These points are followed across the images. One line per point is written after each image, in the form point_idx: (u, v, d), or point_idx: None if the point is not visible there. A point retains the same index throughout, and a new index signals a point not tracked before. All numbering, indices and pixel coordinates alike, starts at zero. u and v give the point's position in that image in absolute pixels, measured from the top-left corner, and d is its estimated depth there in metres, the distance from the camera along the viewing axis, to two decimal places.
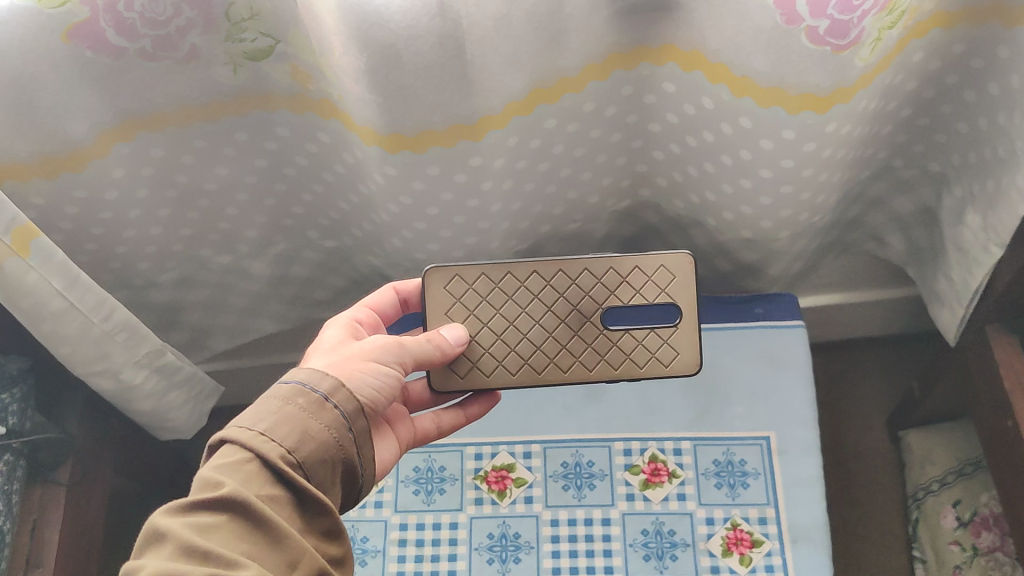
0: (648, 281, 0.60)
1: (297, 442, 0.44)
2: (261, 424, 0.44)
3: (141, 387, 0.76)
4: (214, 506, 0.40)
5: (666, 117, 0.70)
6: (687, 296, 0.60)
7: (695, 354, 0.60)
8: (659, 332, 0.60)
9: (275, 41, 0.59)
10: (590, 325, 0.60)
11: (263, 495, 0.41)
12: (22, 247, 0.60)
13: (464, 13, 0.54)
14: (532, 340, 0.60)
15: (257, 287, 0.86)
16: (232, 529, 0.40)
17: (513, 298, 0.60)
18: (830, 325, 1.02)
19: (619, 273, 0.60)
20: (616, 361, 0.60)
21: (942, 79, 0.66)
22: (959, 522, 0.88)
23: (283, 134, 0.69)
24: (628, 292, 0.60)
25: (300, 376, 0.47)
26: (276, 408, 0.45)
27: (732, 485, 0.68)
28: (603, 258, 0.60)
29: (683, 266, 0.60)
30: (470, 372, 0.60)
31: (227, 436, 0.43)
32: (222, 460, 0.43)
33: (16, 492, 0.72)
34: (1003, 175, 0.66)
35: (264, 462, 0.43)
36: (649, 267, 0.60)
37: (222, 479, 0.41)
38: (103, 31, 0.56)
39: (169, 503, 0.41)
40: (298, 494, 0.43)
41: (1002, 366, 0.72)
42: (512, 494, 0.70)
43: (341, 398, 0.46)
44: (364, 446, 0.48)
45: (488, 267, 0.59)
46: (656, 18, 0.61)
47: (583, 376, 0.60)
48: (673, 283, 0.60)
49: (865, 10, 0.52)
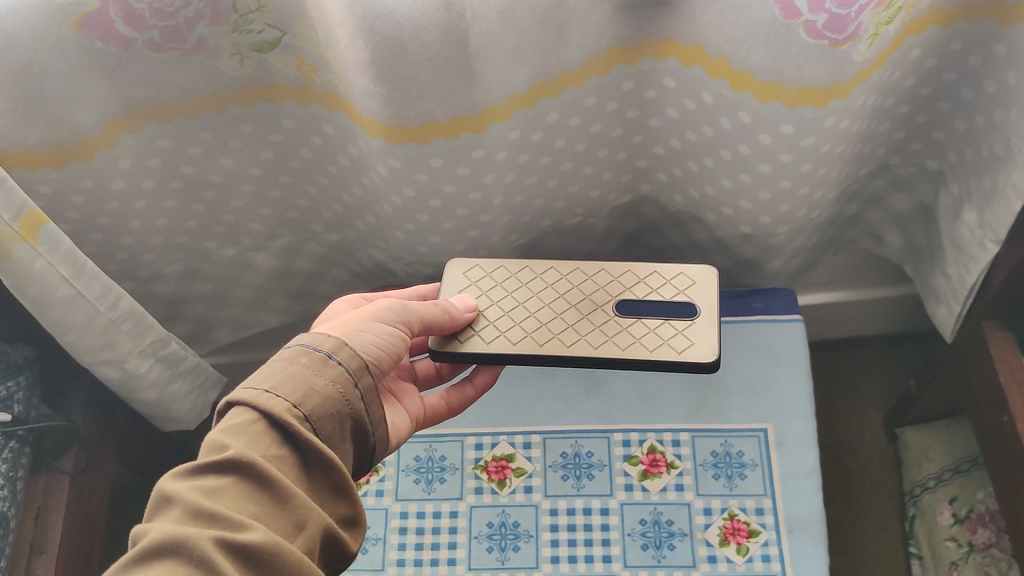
0: (664, 281, 0.63)
1: (302, 397, 0.45)
2: (267, 382, 0.45)
3: (145, 376, 0.77)
4: (221, 468, 0.41)
5: (666, 112, 0.71)
6: (702, 296, 0.61)
7: (715, 344, 0.58)
8: (673, 323, 0.59)
9: (281, 33, 0.60)
10: (601, 313, 0.61)
11: (269, 456, 0.42)
12: (31, 234, 0.61)
13: (468, 4, 0.55)
14: (540, 322, 0.61)
15: (260, 281, 0.87)
16: (237, 491, 0.41)
17: (527, 285, 0.63)
18: (829, 323, 1.03)
19: (637, 275, 0.63)
20: (623, 345, 0.59)
21: (939, 77, 0.67)
22: (955, 519, 0.88)
23: (288, 126, 0.70)
24: (643, 289, 0.62)
25: (304, 339, 0.48)
26: (281, 367, 0.46)
27: (730, 476, 0.69)
28: (623, 264, 0.64)
29: (705, 275, 0.62)
30: (472, 341, 0.60)
31: (233, 399, 0.44)
32: (229, 423, 0.44)
33: (21, 479, 0.72)
34: (999, 172, 0.67)
35: (269, 422, 0.43)
36: (668, 273, 0.63)
37: (229, 442, 0.42)
38: (113, 21, 0.57)
39: (177, 467, 0.42)
40: (304, 454, 0.44)
41: (997, 362, 0.72)
42: (511, 484, 0.71)
43: (344, 355, 0.48)
44: (371, 404, 0.49)
45: (507, 257, 0.64)
46: (657, 12, 0.62)
47: (587, 353, 0.59)
48: (689, 285, 0.62)
49: (863, 4, 0.53)
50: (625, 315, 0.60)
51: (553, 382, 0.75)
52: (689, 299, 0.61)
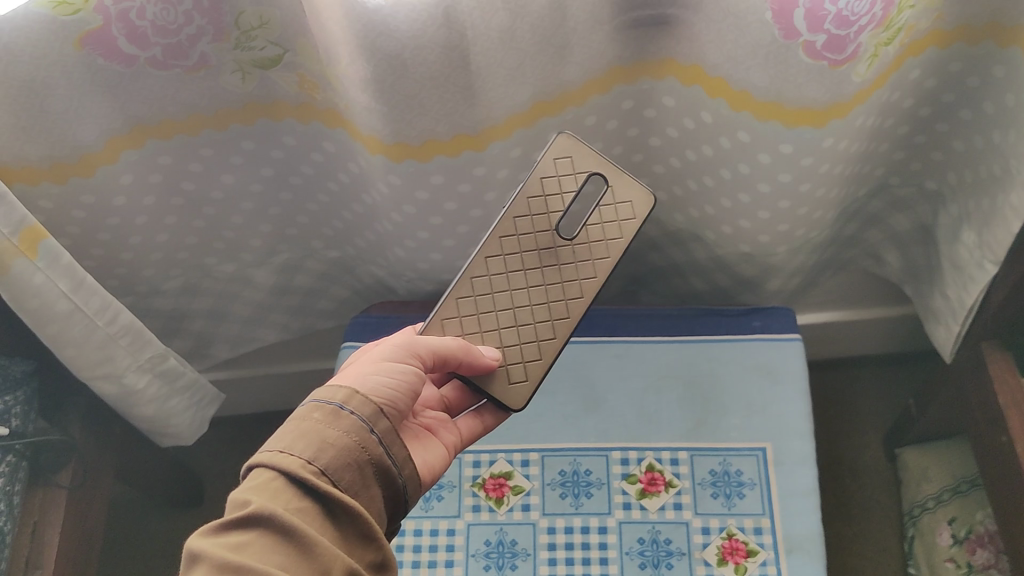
0: (559, 180, 0.63)
1: (315, 452, 0.45)
2: (281, 442, 0.45)
3: (143, 391, 0.77)
4: (243, 525, 0.41)
5: (666, 131, 0.71)
6: (594, 164, 0.63)
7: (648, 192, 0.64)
8: (604, 203, 0.64)
9: (284, 50, 0.61)
10: (562, 246, 0.63)
11: (291, 508, 0.42)
12: (30, 247, 0.61)
13: (470, 24, 0.56)
14: (540, 299, 0.62)
15: (260, 297, 0.87)
16: (260, 545, 0.41)
17: (495, 293, 0.62)
18: (828, 342, 1.03)
19: (535, 196, 0.63)
20: (605, 247, 0.63)
21: (938, 97, 0.68)
22: (954, 540, 0.88)
23: (289, 143, 0.71)
24: (556, 201, 0.63)
25: (316, 394, 0.48)
26: (295, 425, 0.46)
27: (728, 495, 0.69)
28: (516, 201, 0.63)
29: (570, 146, 0.63)
30: (529, 372, 0.61)
31: (252, 462, 0.45)
32: (250, 482, 0.44)
33: (17, 494, 0.72)
34: (998, 192, 0.67)
35: (288, 477, 0.44)
36: (549, 171, 0.63)
37: (250, 499, 0.43)
38: (115, 39, 0.57)
39: (202, 529, 0.42)
40: (326, 503, 0.44)
41: (996, 382, 0.72)
42: (509, 502, 0.70)
43: (356, 404, 0.47)
44: (392, 446, 0.48)
45: (452, 292, 0.62)
46: (657, 31, 0.62)
47: (595, 283, 0.63)
48: (576, 164, 0.63)
49: (861, 25, 0.53)
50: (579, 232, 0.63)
51: (551, 400, 0.75)
52: (595, 172, 0.63)
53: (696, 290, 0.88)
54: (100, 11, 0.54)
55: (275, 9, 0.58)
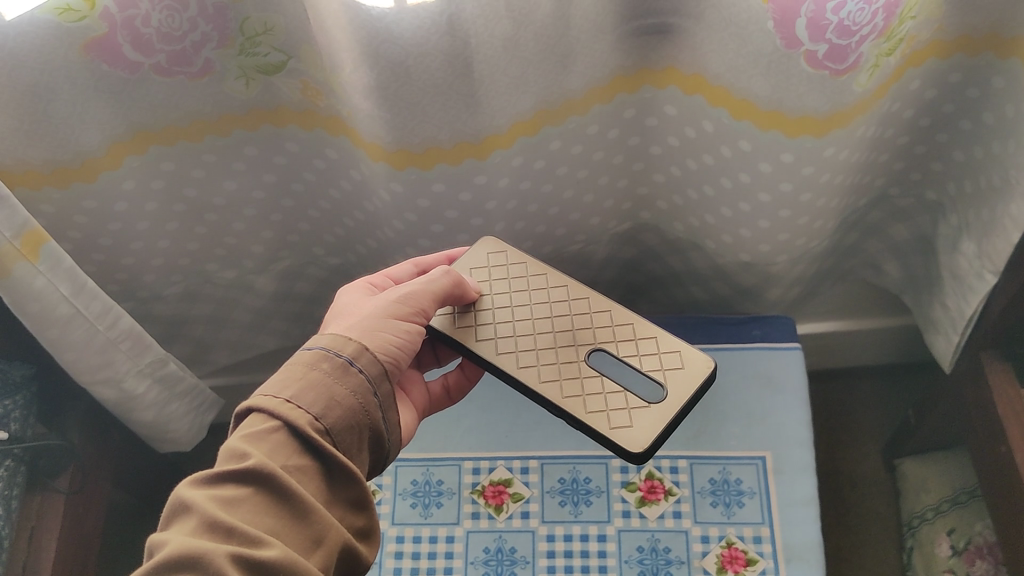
0: (657, 355, 0.60)
1: (323, 409, 0.45)
2: (287, 392, 0.45)
3: (143, 396, 0.76)
4: (240, 479, 0.41)
5: (667, 140, 0.71)
6: (671, 381, 0.58)
7: (648, 437, 0.56)
8: (628, 399, 0.57)
9: (287, 57, 0.61)
10: (573, 356, 0.60)
11: (289, 466, 0.43)
12: (32, 251, 0.61)
13: (473, 32, 0.56)
14: (527, 350, 0.61)
15: (260, 304, 0.88)
16: (256, 503, 0.41)
17: (530, 291, 0.64)
18: (827, 352, 1.03)
19: (635, 332, 0.61)
20: (578, 405, 0.58)
21: (939, 108, 0.68)
22: (953, 551, 0.87)
23: (292, 149, 0.71)
24: (630, 349, 0.60)
25: (324, 343, 0.48)
26: (301, 373, 0.46)
27: (728, 504, 0.69)
28: (628, 315, 0.62)
29: (696, 362, 0.59)
30: (476, 333, 0.61)
31: (253, 406, 0.45)
32: (250, 429, 0.44)
33: (16, 498, 0.72)
34: (997, 203, 0.67)
35: (292, 430, 0.44)
36: (666, 346, 0.60)
37: (249, 451, 0.42)
38: (120, 46, 0.57)
39: (195, 475, 0.42)
40: (326, 464, 0.44)
41: (997, 394, 0.72)
42: (508, 509, 0.70)
43: (364, 362, 0.48)
44: (388, 411, 0.49)
45: (531, 259, 0.65)
46: (659, 40, 0.63)
47: (530, 381, 0.59)
48: (674, 369, 0.59)
49: (863, 35, 0.53)
50: (589, 369, 0.59)
51: None
52: (665, 383, 0.58)
53: (697, 300, 0.88)
54: (105, 18, 0.55)
55: (280, 15, 0.58)
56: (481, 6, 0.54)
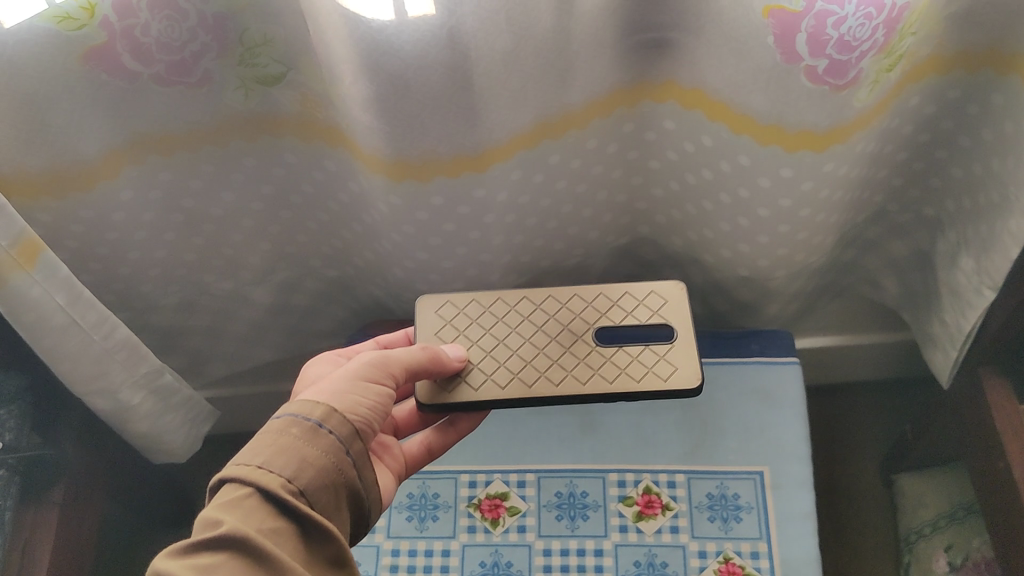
0: (638, 302, 0.65)
1: (297, 470, 0.44)
2: (259, 458, 0.45)
3: (138, 407, 0.76)
4: (215, 546, 0.41)
5: (666, 155, 0.71)
6: (673, 316, 0.64)
7: (695, 372, 0.61)
8: (656, 350, 0.62)
9: (287, 68, 0.61)
10: (583, 342, 0.63)
11: (265, 529, 0.42)
12: (28, 259, 0.61)
13: (473, 46, 0.56)
14: (547, 364, 0.62)
15: (257, 315, 0.87)
16: (232, 567, 0.40)
17: (504, 320, 0.65)
18: (826, 368, 1.03)
19: (611, 298, 0.66)
20: (618, 363, 0.62)
21: (938, 124, 0.68)
22: (951, 567, 0.87)
23: (290, 161, 0.71)
24: (619, 312, 0.65)
25: (293, 408, 0.48)
26: (272, 439, 0.46)
27: (725, 519, 0.68)
28: (591, 288, 0.66)
29: (675, 293, 0.65)
30: (494, 382, 0.61)
31: (226, 476, 0.44)
32: (224, 498, 0.43)
33: (8, 508, 0.72)
34: (995, 219, 0.67)
35: (266, 494, 0.43)
36: (640, 294, 0.66)
37: (222, 517, 0.42)
38: (119, 55, 0.57)
39: (169, 547, 0.41)
40: (302, 525, 0.44)
41: (994, 410, 0.72)
42: (505, 523, 0.69)
43: (334, 423, 0.47)
44: (364, 469, 0.49)
45: (480, 293, 0.66)
46: (659, 55, 0.63)
47: (576, 388, 0.61)
48: (665, 306, 0.64)
49: (863, 51, 0.53)
50: (608, 346, 0.63)
51: (547, 422, 0.74)
52: (669, 323, 0.64)
53: (694, 314, 0.88)
54: (104, 27, 0.55)
55: (279, 26, 0.58)
56: (482, 20, 0.54)
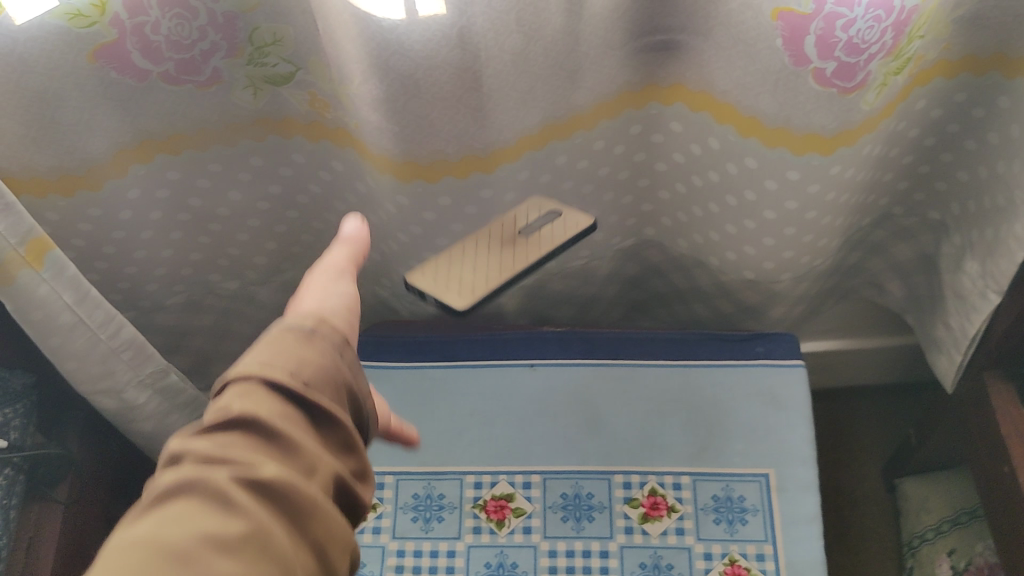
0: (530, 212, 0.65)
1: (300, 366, 0.39)
2: (259, 356, 0.39)
3: (143, 406, 0.76)
4: (223, 425, 0.36)
5: (673, 157, 0.71)
6: (564, 211, 0.66)
7: (584, 224, 0.65)
8: (558, 220, 0.65)
9: (296, 68, 0.61)
10: (515, 238, 0.62)
11: (275, 414, 0.36)
12: (36, 258, 0.61)
13: (482, 46, 0.56)
14: (492, 261, 0.61)
15: (262, 316, 0.87)
16: (244, 444, 0.35)
17: (452, 262, 0.63)
18: (829, 371, 1.03)
19: (523, 217, 0.65)
20: (543, 236, 0.62)
21: (944, 127, 0.68)
22: (954, 571, 0.86)
23: (298, 161, 0.71)
24: (533, 214, 0.65)
25: (280, 322, 0.42)
26: (268, 344, 0.40)
27: (731, 521, 0.68)
28: (508, 215, 0.66)
29: (577, 223, 0.65)
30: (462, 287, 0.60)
31: (226, 378, 0.38)
32: (221, 401, 0.37)
33: (14, 507, 0.71)
34: (1001, 222, 0.67)
35: (270, 385, 0.38)
36: (531, 211, 0.66)
37: (228, 405, 0.36)
38: (130, 54, 0.57)
39: (174, 435, 0.36)
40: (311, 412, 0.38)
41: (999, 412, 0.72)
42: (510, 524, 0.69)
43: (326, 332, 0.42)
44: (360, 378, 0.43)
45: (420, 269, 0.64)
46: (667, 57, 0.63)
47: (523, 262, 0.59)
48: (557, 224, 0.64)
49: (872, 53, 0.54)
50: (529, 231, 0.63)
51: (553, 423, 0.73)
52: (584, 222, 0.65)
53: (699, 317, 0.88)
54: (115, 25, 0.55)
55: (288, 27, 0.58)
56: (492, 20, 0.55)
